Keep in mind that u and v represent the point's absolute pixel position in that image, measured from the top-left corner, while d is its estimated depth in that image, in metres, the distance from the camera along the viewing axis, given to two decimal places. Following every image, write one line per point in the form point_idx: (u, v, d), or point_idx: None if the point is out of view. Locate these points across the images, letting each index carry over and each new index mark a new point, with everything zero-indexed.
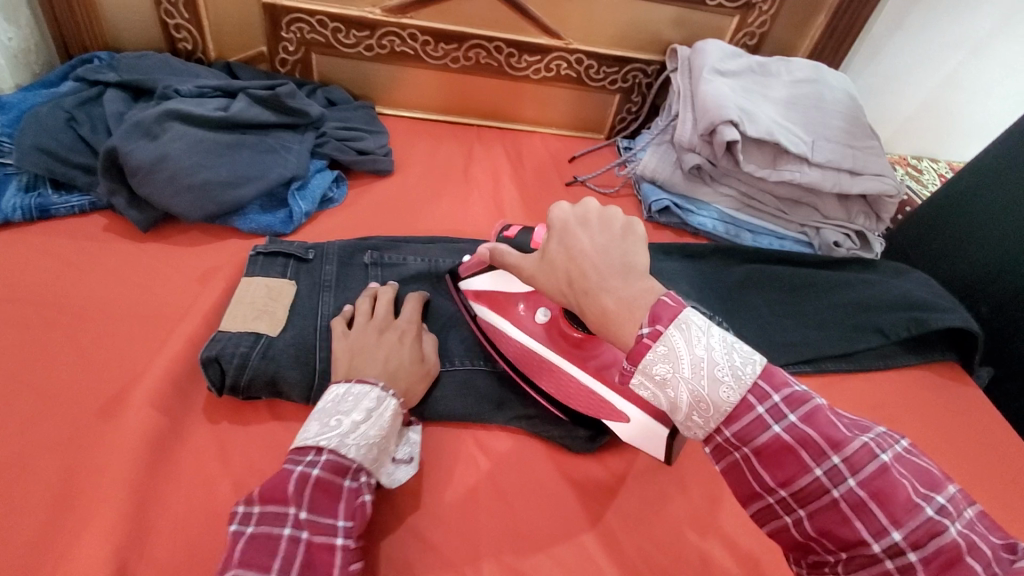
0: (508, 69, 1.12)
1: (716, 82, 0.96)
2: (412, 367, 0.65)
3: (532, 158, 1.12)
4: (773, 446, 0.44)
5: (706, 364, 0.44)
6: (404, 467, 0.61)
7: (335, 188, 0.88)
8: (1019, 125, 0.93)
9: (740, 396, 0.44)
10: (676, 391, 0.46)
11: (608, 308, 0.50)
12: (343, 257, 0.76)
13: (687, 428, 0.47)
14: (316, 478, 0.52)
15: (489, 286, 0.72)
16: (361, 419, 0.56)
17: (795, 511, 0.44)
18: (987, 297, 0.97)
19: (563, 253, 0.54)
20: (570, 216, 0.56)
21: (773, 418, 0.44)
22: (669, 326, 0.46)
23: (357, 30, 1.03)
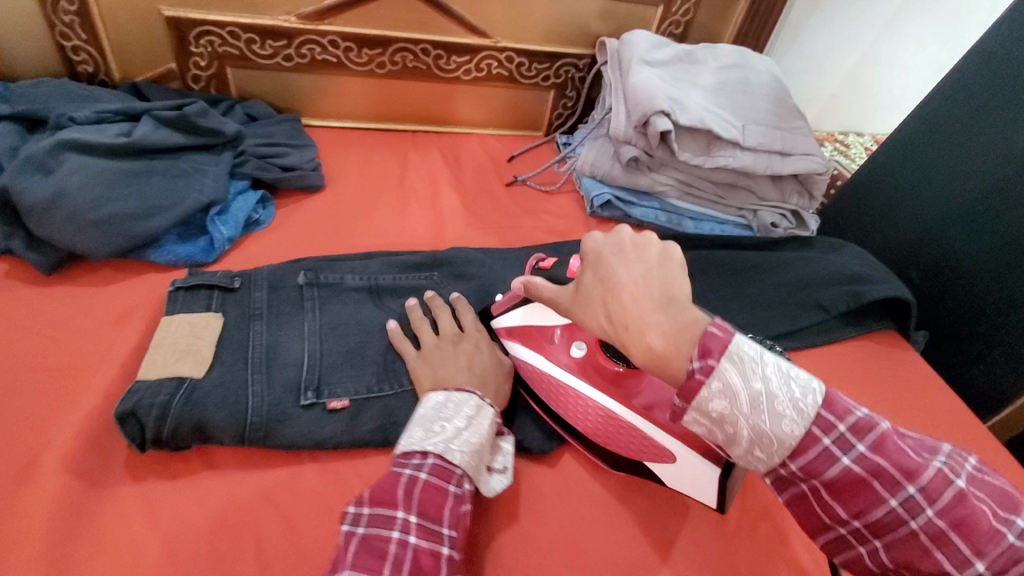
0: (437, 72, 1.09)
1: (644, 73, 0.96)
2: (494, 369, 0.67)
3: (470, 160, 1.10)
4: (846, 479, 0.44)
5: (765, 398, 0.44)
6: (500, 476, 0.60)
7: (261, 209, 0.84)
8: (932, 97, 0.97)
9: (806, 428, 0.44)
10: (735, 426, 0.45)
11: (652, 340, 0.47)
12: (273, 281, 0.71)
13: (748, 462, 0.46)
14: (424, 481, 0.54)
15: (521, 321, 0.70)
16: (462, 426, 0.58)
17: (870, 542, 0.44)
18: (916, 263, 1.01)
19: (600, 287, 0.53)
20: (604, 247, 0.55)
21: (842, 450, 0.44)
22: (721, 359, 0.44)
23: (274, 40, 0.98)
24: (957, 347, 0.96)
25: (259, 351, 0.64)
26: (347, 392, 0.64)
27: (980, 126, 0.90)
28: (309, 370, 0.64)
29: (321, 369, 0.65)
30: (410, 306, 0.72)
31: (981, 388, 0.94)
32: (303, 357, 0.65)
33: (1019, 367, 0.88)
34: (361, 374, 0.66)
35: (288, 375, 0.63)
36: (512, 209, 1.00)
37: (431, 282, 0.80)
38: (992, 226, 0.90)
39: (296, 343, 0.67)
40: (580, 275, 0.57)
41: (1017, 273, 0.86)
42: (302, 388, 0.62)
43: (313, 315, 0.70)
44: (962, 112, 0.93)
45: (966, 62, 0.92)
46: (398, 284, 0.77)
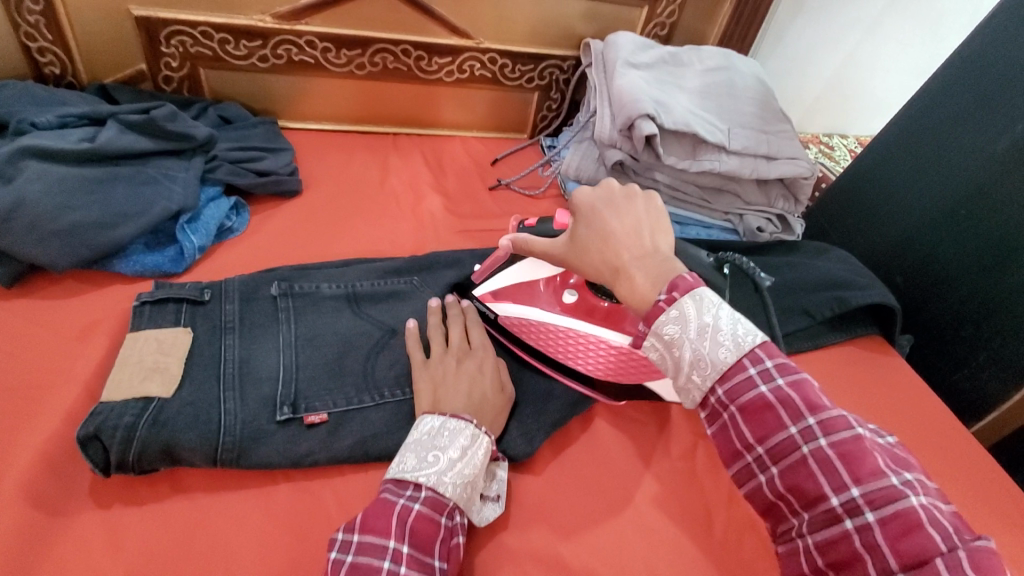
0: (418, 73, 1.06)
1: (629, 75, 0.94)
2: (494, 396, 0.64)
3: (453, 163, 1.08)
4: (758, 405, 0.44)
5: (712, 329, 0.46)
6: (492, 505, 0.60)
7: (235, 216, 0.81)
8: (915, 101, 0.97)
9: (737, 357, 0.46)
10: (681, 350, 0.47)
11: (634, 282, 0.51)
12: (245, 293, 0.69)
13: (687, 393, 0.48)
14: (417, 513, 0.51)
15: (507, 281, 0.73)
16: (457, 457, 0.55)
17: (769, 470, 0.44)
18: (899, 267, 1.01)
19: (591, 235, 0.56)
20: (597, 200, 0.57)
21: (763, 380, 0.45)
22: (685, 295, 0.47)
23: (248, 40, 0.95)
24: (939, 351, 0.96)
25: (231, 365, 0.62)
26: (326, 405, 0.61)
27: (961, 130, 0.91)
28: (285, 384, 0.61)
29: (297, 382, 0.62)
30: (433, 305, 0.70)
31: (965, 393, 0.93)
32: (278, 371, 0.63)
33: (1002, 373, 0.87)
34: (341, 386, 0.63)
35: (263, 391, 0.60)
36: (495, 213, 0.98)
37: (412, 287, 0.77)
38: (974, 230, 0.90)
39: (271, 356, 0.64)
40: (572, 224, 0.59)
41: (999, 276, 0.86)
42: (279, 403, 0.60)
43: (288, 327, 0.67)
44: (944, 117, 0.93)
45: (947, 67, 0.93)
46: (377, 291, 0.75)
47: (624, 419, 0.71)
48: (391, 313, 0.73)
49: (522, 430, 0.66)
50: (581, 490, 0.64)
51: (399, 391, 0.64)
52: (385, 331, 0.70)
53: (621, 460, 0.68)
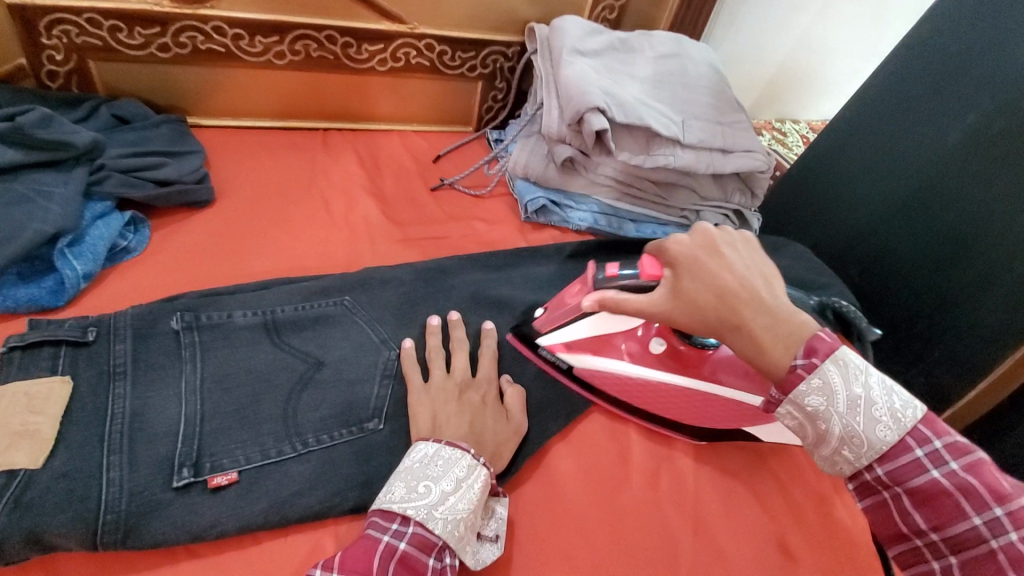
0: (347, 62, 0.96)
1: (577, 64, 0.87)
2: (499, 430, 0.62)
3: (391, 160, 0.99)
4: (931, 490, 0.47)
5: (863, 402, 0.48)
6: (491, 546, 0.55)
7: (132, 234, 0.71)
8: (869, 88, 0.94)
9: (899, 437, 0.48)
10: (827, 423, 0.49)
11: (765, 339, 0.52)
12: (139, 328, 0.59)
13: (833, 463, 0.51)
14: (401, 552, 0.49)
15: (586, 331, 0.69)
16: (450, 490, 0.52)
17: (946, 557, 0.47)
18: (855, 258, 0.99)
19: (699, 287, 0.56)
20: (697, 252, 0.58)
21: (933, 463, 0.47)
22: (827, 360, 0.49)
23: (144, 27, 0.83)
24: (896, 344, 0.94)
25: (118, 421, 0.53)
26: (235, 462, 0.54)
27: (914, 118, 0.88)
28: (186, 441, 0.53)
29: (201, 436, 0.54)
30: (434, 325, 0.69)
31: (923, 389, 0.91)
32: (178, 422, 0.54)
33: (957, 367, 0.86)
34: (255, 436, 0.56)
35: (157, 450, 0.52)
36: (439, 217, 0.90)
37: (342, 309, 0.69)
38: (927, 221, 0.88)
39: (171, 405, 0.56)
40: (669, 275, 0.59)
41: (951, 271, 0.85)
42: (177, 465, 0.52)
43: (193, 367, 0.59)
44: (898, 104, 0.90)
45: (898, 52, 0.89)
46: (300, 317, 0.66)
47: (581, 447, 0.66)
48: (317, 342, 0.65)
49: None
50: (536, 534, 0.59)
51: (324, 435, 0.58)
52: (310, 364, 0.63)
53: (577, 493, 0.62)
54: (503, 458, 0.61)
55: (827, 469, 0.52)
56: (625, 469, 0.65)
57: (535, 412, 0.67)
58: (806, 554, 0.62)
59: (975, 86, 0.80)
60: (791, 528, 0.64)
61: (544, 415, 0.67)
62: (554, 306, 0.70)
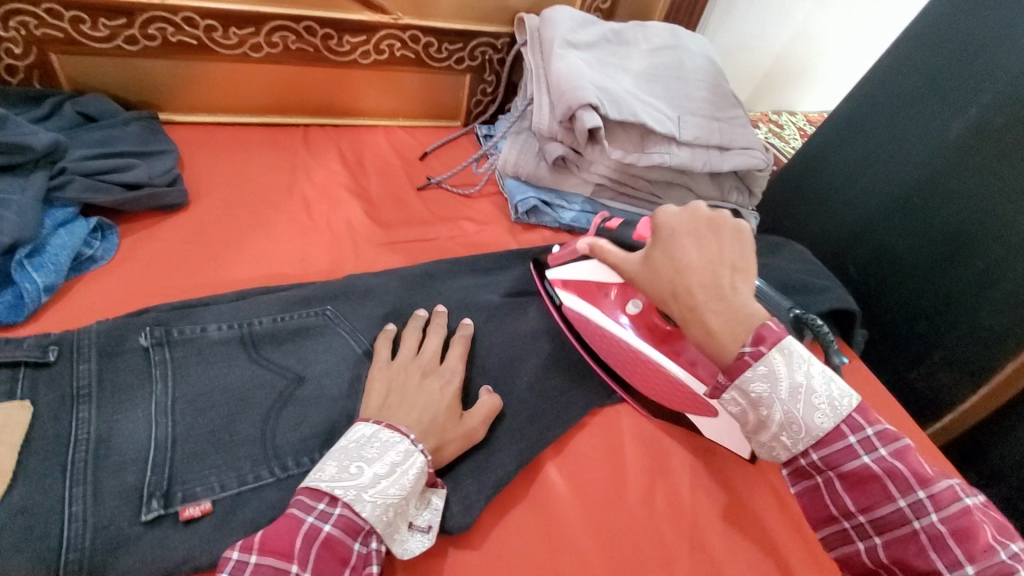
0: (328, 55, 0.91)
1: (569, 57, 0.83)
2: (447, 425, 0.58)
3: (375, 157, 0.95)
4: (862, 475, 0.48)
5: (804, 390, 0.48)
6: (421, 537, 0.53)
7: (98, 242, 0.67)
8: (870, 82, 0.91)
9: (834, 424, 0.48)
10: (769, 409, 0.49)
11: (710, 320, 0.50)
12: (105, 346, 0.56)
13: (771, 449, 0.51)
14: (327, 534, 0.47)
15: (586, 274, 0.71)
16: (383, 473, 0.51)
17: (870, 538, 0.48)
18: (853, 257, 0.97)
19: (666, 262, 0.54)
20: (679, 224, 0.55)
21: (864, 449, 0.48)
22: (773, 349, 0.48)
23: (109, 18, 0.78)
24: (894, 346, 0.92)
25: (82, 449, 0.50)
26: (209, 490, 0.51)
27: (914, 113, 0.85)
28: (155, 469, 0.50)
29: (172, 463, 0.51)
30: (422, 314, 0.68)
31: (922, 392, 0.90)
32: (147, 448, 0.51)
33: (959, 371, 0.84)
34: (231, 461, 0.53)
35: (124, 480, 0.49)
36: (425, 218, 0.87)
37: (323, 320, 0.66)
38: (928, 220, 0.85)
39: (139, 429, 0.52)
40: (649, 244, 0.57)
41: (953, 269, 0.83)
42: (145, 497, 0.49)
43: (164, 387, 0.55)
44: (900, 99, 0.87)
45: (898, 46, 0.87)
46: (279, 329, 0.63)
47: (573, 462, 0.64)
48: (298, 356, 0.62)
49: (459, 494, 0.57)
50: (527, 555, 0.56)
51: (305, 457, 0.55)
52: (290, 380, 0.59)
53: (570, 511, 0.60)
54: (444, 454, 0.57)
55: (766, 454, 0.52)
56: (620, 485, 0.63)
57: (527, 425, 0.65)
58: (805, 571, 0.60)
59: (976, 80, 0.78)
60: (789, 545, 0.62)
61: (536, 428, 0.65)
62: (568, 244, 0.74)
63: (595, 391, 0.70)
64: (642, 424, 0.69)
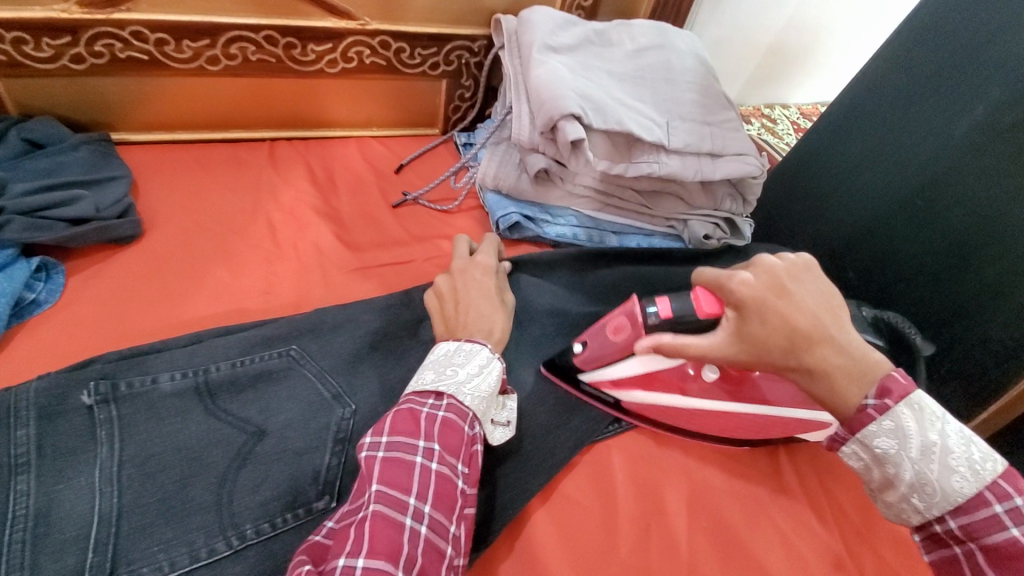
0: (292, 65, 0.85)
1: (549, 63, 0.78)
2: (501, 307, 0.66)
3: (347, 172, 0.89)
4: (1009, 551, 0.40)
5: (939, 449, 0.43)
6: (503, 429, 0.59)
7: (42, 283, 0.63)
8: (868, 78, 0.85)
9: (977, 489, 0.42)
10: (898, 468, 0.45)
11: (839, 381, 0.46)
12: (44, 407, 0.52)
13: (900, 510, 0.46)
14: (443, 419, 0.51)
15: (638, 368, 0.63)
16: (475, 372, 0.55)
17: None
18: (852, 262, 0.92)
19: (769, 330, 0.49)
20: (765, 289, 0.51)
21: (1015, 520, 0.41)
22: (901, 403, 0.44)
23: (52, 37, 0.72)
24: None
25: (19, 527, 0.46)
26: (157, 570, 0.47)
27: (917, 113, 0.80)
28: (98, 548, 0.47)
29: (118, 539, 0.48)
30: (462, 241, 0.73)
31: None
32: (90, 524, 0.48)
33: (967, 387, 0.80)
34: (183, 534, 0.49)
35: (64, 562, 0.46)
36: (401, 238, 0.82)
37: (287, 362, 0.62)
38: (931, 226, 0.81)
39: (83, 501, 0.49)
40: (730, 313, 0.52)
41: (958, 278, 0.78)
42: None
43: (110, 450, 0.52)
44: (901, 97, 0.82)
45: (896, 40, 0.81)
46: (238, 375, 0.60)
47: (560, 506, 0.60)
48: (257, 405, 0.58)
49: None
50: None
51: (264, 524, 0.52)
52: (249, 435, 0.56)
53: (557, 562, 0.56)
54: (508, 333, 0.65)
55: (893, 516, 0.47)
56: (611, 530, 0.59)
57: (510, 468, 0.61)
58: None
59: (984, 77, 0.72)
60: None
61: (520, 469, 0.61)
62: (595, 343, 0.63)
63: (583, 426, 0.66)
64: (632, 459, 0.65)
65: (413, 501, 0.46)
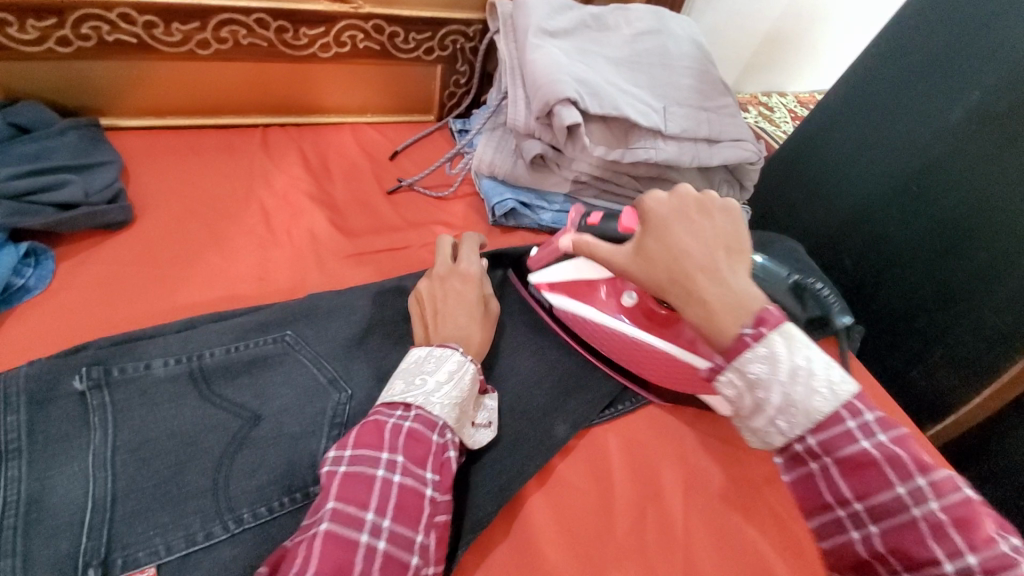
0: (284, 49, 0.84)
1: (545, 47, 0.77)
2: (481, 317, 0.63)
3: (341, 158, 0.88)
4: (858, 460, 0.41)
5: (805, 374, 0.41)
6: (484, 430, 0.59)
7: (31, 269, 0.62)
8: (864, 64, 0.85)
9: (835, 408, 0.42)
10: (766, 394, 0.42)
11: (713, 309, 0.45)
12: (35, 393, 0.52)
13: (762, 437, 0.44)
14: (409, 429, 0.50)
15: (568, 273, 0.70)
16: (444, 379, 0.54)
17: (866, 528, 0.41)
18: (848, 248, 0.92)
19: (662, 247, 0.50)
20: (668, 210, 0.51)
21: (864, 434, 0.41)
22: (774, 332, 0.42)
23: (37, 18, 0.70)
24: (893, 343, 0.88)
25: (10, 513, 0.46)
26: (153, 554, 0.47)
27: (912, 99, 0.80)
28: (93, 533, 0.47)
29: (112, 523, 0.48)
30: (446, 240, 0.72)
31: (921, 392, 0.85)
32: (84, 509, 0.48)
33: (959, 370, 0.80)
34: (179, 519, 0.49)
35: (57, 547, 0.46)
36: (396, 224, 0.81)
37: (283, 347, 0.62)
38: (926, 212, 0.81)
39: (76, 486, 0.49)
40: (639, 233, 0.52)
41: (951, 262, 0.78)
42: (81, 566, 0.45)
43: (103, 435, 0.51)
44: (897, 83, 0.81)
45: (892, 26, 0.81)
46: (232, 361, 0.59)
47: (558, 489, 0.60)
48: (252, 390, 0.58)
49: None
50: None
51: (262, 507, 0.52)
52: (245, 420, 0.56)
53: (554, 546, 0.56)
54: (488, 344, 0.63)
55: (756, 442, 0.45)
56: (606, 513, 0.59)
57: (507, 452, 0.61)
58: None
59: (979, 62, 0.72)
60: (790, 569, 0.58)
61: (515, 452, 0.61)
62: (546, 246, 0.72)
63: (580, 410, 0.66)
64: (629, 444, 0.65)
65: (370, 515, 0.45)
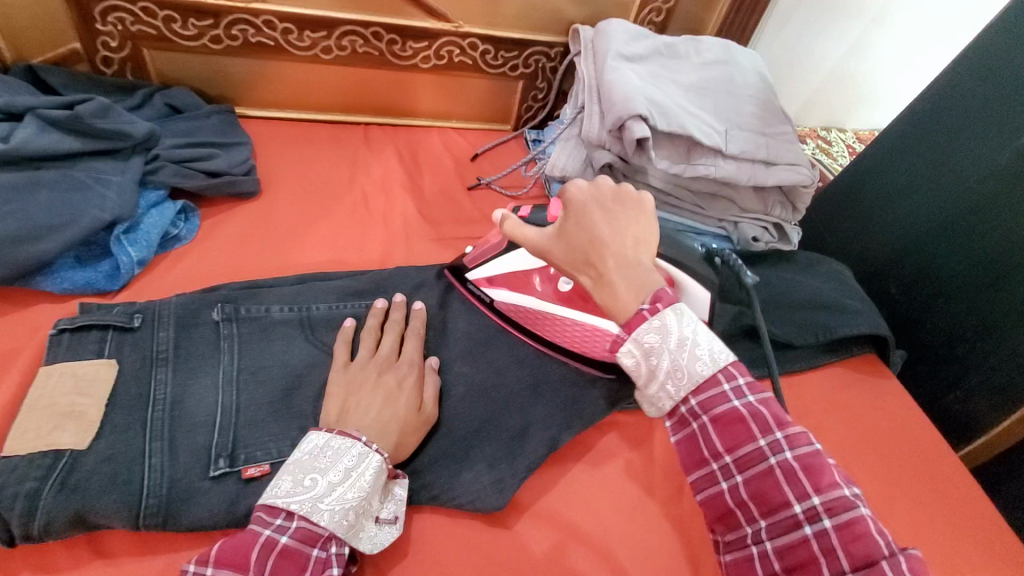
0: (391, 59, 0.96)
1: (621, 69, 0.86)
2: (409, 418, 0.60)
3: (430, 156, 1.00)
4: (730, 417, 0.49)
5: (689, 342, 0.49)
6: (388, 528, 0.56)
7: (182, 222, 0.75)
8: (919, 104, 0.89)
9: (712, 372, 0.50)
10: (658, 359, 0.50)
11: (618, 288, 0.52)
12: (181, 318, 0.63)
13: (655, 401, 0.52)
14: (283, 546, 0.49)
15: (505, 269, 0.73)
16: (338, 480, 0.52)
17: (733, 477, 0.49)
18: (896, 277, 0.96)
19: (581, 235, 0.55)
20: (589, 200, 0.56)
21: (736, 396, 0.49)
22: (668, 308, 0.50)
23: (198, 19, 0.85)
24: (934, 369, 0.91)
25: (160, 408, 0.57)
26: (268, 455, 0.58)
27: (964, 138, 0.84)
28: (222, 431, 0.58)
29: (236, 428, 0.58)
30: (380, 308, 0.70)
31: (953, 416, 0.90)
32: (215, 413, 0.59)
33: (994, 397, 0.84)
34: (287, 431, 0.60)
35: (195, 440, 0.57)
36: (473, 217, 0.91)
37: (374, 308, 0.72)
38: (971, 243, 0.85)
39: (208, 395, 0.60)
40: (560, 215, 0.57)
41: (995, 296, 0.82)
42: (214, 456, 0.56)
43: (230, 358, 0.63)
44: (950, 124, 0.86)
45: (952, 69, 0.86)
46: (334, 315, 0.69)
47: (602, 455, 0.68)
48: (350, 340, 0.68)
49: (495, 476, 0.63)
50: (552, 538, 0.61)
51: None
52: None
53: (597, 499, 0.64)
54: (409, 446, 0.60)
55: (650, 404, 0.52)
56: (641, 478, 0.67)
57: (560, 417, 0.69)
58: None
59: None
60: None
61: (568, 416, 0.69)
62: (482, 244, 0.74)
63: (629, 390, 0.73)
64: None
65: None
